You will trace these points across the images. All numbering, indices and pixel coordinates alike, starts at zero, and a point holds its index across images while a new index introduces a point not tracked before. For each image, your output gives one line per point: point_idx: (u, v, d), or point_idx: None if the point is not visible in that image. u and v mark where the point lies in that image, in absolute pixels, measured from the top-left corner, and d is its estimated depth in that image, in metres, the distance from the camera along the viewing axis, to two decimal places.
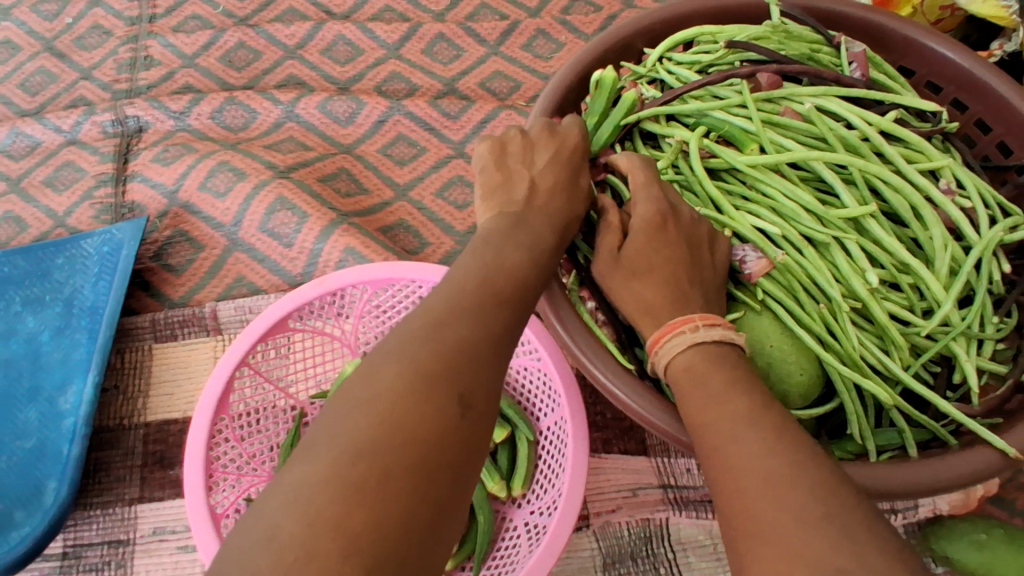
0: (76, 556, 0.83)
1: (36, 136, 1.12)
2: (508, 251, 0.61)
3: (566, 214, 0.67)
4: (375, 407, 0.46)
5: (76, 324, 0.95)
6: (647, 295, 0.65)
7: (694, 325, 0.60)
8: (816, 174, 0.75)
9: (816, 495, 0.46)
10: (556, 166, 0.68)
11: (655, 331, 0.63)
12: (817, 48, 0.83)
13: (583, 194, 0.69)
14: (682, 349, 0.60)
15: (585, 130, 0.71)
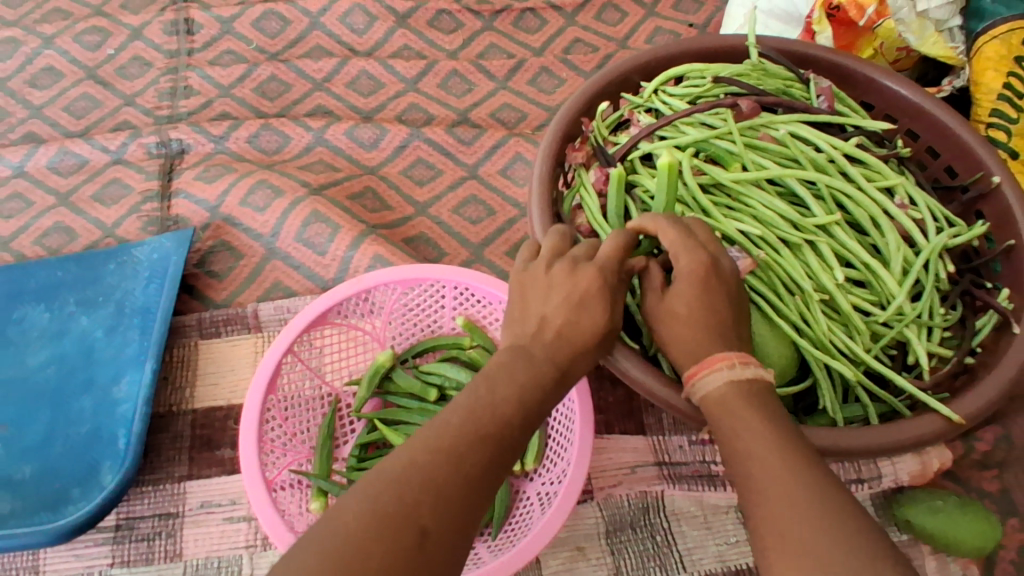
0: (129, 527, 0.92)
1: (84, 155, 1.22)
2: (499, 390, 0.62)
3: (572, 355, 0.67)
4: (382, 502, 0.51)
5: (127, 323, 1.03)
6: (683, 330, 0.68)
7: (731, 364, 0.64)
8: (790, 190, 0.91)
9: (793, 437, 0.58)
10: (573, 303, 0.68)
11: (693, 365, 0.66)
12: (790, 84, 1.01)
13: (595, 334, 0.68)
14: (721, 384, 0.63)
15: (605, 268, 0.69)
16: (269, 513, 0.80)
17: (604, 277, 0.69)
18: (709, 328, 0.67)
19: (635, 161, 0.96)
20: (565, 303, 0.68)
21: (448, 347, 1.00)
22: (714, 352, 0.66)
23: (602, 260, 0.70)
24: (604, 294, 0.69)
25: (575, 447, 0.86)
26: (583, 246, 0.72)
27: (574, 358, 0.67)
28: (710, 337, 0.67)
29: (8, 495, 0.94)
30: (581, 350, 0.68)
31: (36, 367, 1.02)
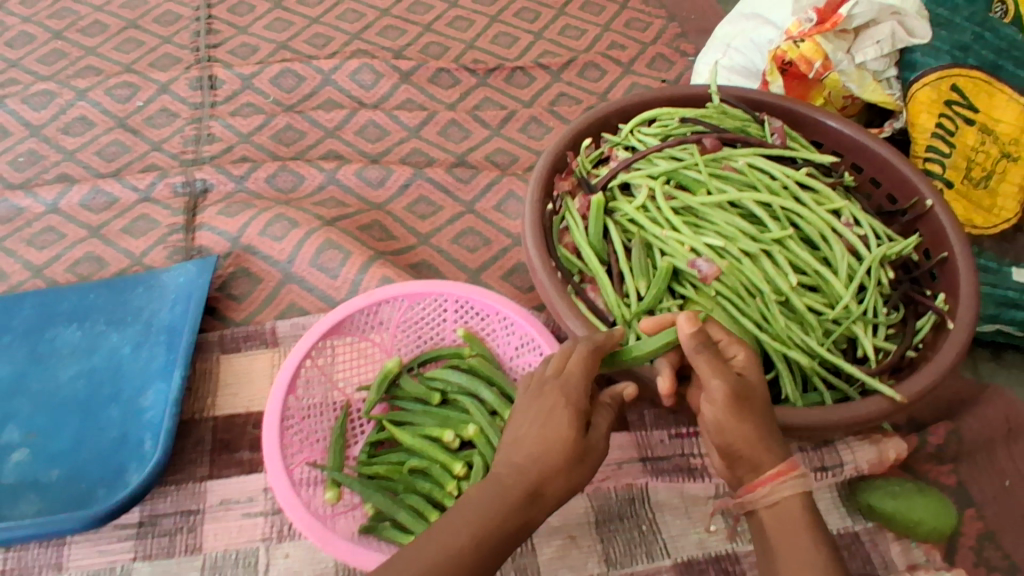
0: (152, 524, 0.98)
1: (114, 194, 1.34)
2: (489, 509, 0.69)
3: (558, 472, 0.71)
4: None
5: (154, 339, 1.13)
6: (755, 416, 0.71)
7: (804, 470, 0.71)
8: (749, 211, 1.05)
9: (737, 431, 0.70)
10: (546, 416, 0.72)
11: (778, 464, 0.70)
12: (748, 125, 1.17)
13: (583, 451, 0.72)
14: (796, 489, 0.70)
15: (580, 385, 0.74)
16: (291, 499, 0.88)
17: (577, 394, 0.74)
18: (769, 433, 0.71)
19: (614, 189, 1.10)
20: (538, 417, 0.73)
21: (448, 356, 1.10)
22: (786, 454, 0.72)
23: (577, 374, 0.75)
24: (577, 409, 0.73)
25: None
26: (569, 364, 0.77)
27: (549, 473, 0.70)
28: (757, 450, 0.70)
29: (35, 497, 1.00)
30: (558, 466, 0.71)
31: (65, 381, 1.10)
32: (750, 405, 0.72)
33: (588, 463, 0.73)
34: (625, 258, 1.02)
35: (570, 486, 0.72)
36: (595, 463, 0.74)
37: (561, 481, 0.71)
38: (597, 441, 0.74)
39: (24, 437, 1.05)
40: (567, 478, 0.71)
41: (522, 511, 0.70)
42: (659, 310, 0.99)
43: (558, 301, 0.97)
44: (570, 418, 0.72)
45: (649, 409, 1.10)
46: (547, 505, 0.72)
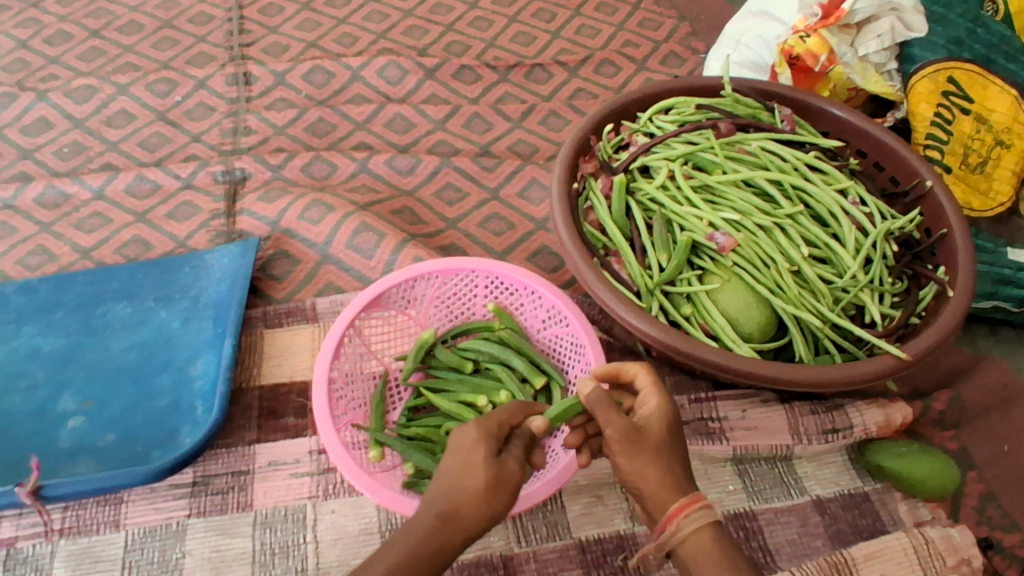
0: (205, 482, 1.03)
1: (158, 181, 1.42)
2: (410, 539, 0.74)
3: (473, 492, 0.75)
4: None
5: (202, 314, 1.20)
6: (653, 458, 0.77)
7: (706, 504, 0.76)
8: (762, 190, 1.13)
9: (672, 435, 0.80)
10: (457, 445, 0.79)
11: (679, 501, 0.75)
12: (758, 113, 1.24)
13: (496, 472, 0.76)
14: (703, 522, 0.75)
15: (489, 418, 0.80)
16: (340, 452, 0.94)
17: (489, 427, 0.80)
18: (673, 468, 0.77)
19: (635, 171, 1.18)
20: (454, 450, 0.79)
21: (479, 329, 1.17)
22: (686, 492, 0.77)
23: (490, 416, 0.82)
24: (488, 440, 0.78)
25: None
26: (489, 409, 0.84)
27: (461, 496, 0.75)
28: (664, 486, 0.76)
29: (91, 460, 1.05)
30: (472, 487, 0.75)
31: (118, 353, 1.16)
32: (648, 445, 0.78)
33: (499, 490, 0.76)
34: (647, 233, 1.10)
35: (485, 513, 0.76)
36: (511, 489, 0.77)
37: (473, 503, 0.75)
38: (509, 469, 0.77)
39: (79, 405, 1.11)
40: (480, 504, 0.75)
41: (435, 535, 0.75)
42: (678, 280, 1.05)
43: (586, 272, 1.05)
44: (479, 446, 0.77)
45: (670, 375, 1.16)
46: (461, 531, 0.75)
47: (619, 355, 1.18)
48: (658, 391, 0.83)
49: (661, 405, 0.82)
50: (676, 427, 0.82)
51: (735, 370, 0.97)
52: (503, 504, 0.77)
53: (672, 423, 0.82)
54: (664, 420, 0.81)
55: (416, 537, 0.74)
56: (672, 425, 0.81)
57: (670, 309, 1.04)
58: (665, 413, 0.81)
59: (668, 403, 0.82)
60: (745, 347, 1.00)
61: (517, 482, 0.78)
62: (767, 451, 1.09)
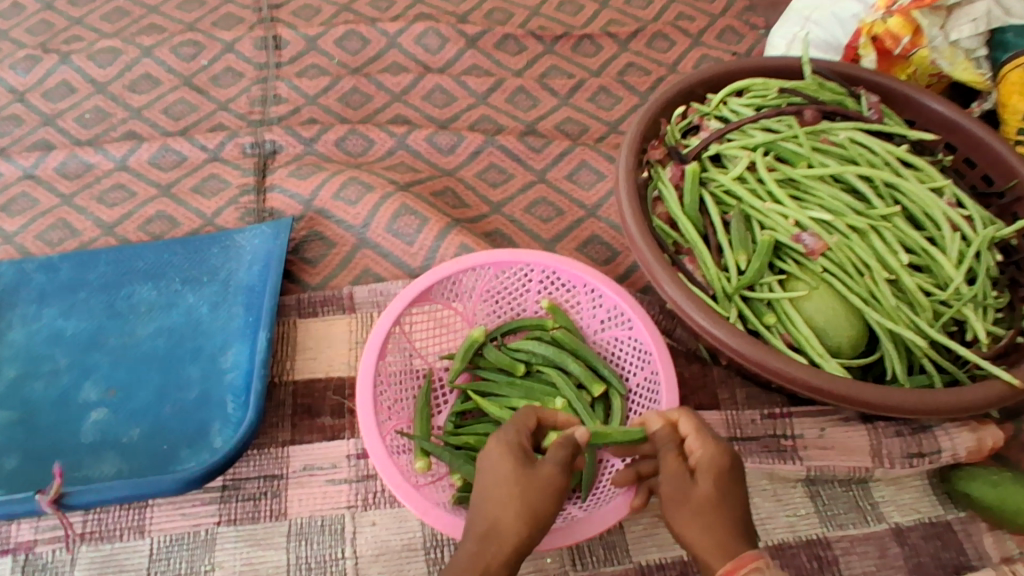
0: (236, 487, 0.96)
1: (184, 152, 1.32)
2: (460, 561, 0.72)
3: (516, 504, 0.74)
4: None
5: (233, 300, 1.10)
6: (699, 510, 0.72)
7: (765, 563, 0.67)
8: (851, 186, 1.01)
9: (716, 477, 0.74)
10: (489, 462, 0.79)
11: (728, 563, 0.67)
12: (843, 99, 1.11)
13: (536, 477, 0.75)
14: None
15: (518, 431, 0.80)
16: (386, 463, 0.87)
17: (511, 436, 0.80)
18: (719, 512, 0.72)
19: (706, 161, 1.07)
20: (484, 470, 0.78)
21: (530, 327, 1.07)
22: (740, 550, 0.69)
23: (512, 428, 0.82)
24: (512, 449, 0.78)
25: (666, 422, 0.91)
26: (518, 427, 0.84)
27: (497, 511, 0.74)
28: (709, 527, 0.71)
29: (115, 457, 0.96)
30: (505, 500, 0.74)
31: (144, 338, 1.07)
32: (694, 494, 0.73)
33: (533, 493, 0.74)
34: (723, 230, 0.99)
35: (527, 522, 0.73)
36: (548, 491, 0.75)
37: (510, 513, 0.73)
38: (537, 469, 0.76)
39: (102, 395, 1.01)
40: (517, 515, 0.73)
41: (481, 555, 0.72)
42: (759, 284, 0.95)
43: (659, 272, 0.95)
44: (504, 457, 0.78)
45: (740, 385, 1.07)
46: (506, 547, 0.72)
47: (684, 360, 1.09)
48: (704, 436, 0.78)
49: (711, 454, 0.76)
50: (730, 476, 0.75)
51: (826, 391, 0.87)
52: (543, 507, 0.74)
53: (725, 472, 0.75)
54: (715, 471, 0.74)
55: (459, 563, 0.72)
56: (726, 476, 0.74)
57: (750, 316, 0.95)
58: (718, 464, 0.75)
59: (717, 451, 0.76)
60: (833, 363, 0.91)
61: (555, 483, 0.75)
62: (843, 473, 1.01)
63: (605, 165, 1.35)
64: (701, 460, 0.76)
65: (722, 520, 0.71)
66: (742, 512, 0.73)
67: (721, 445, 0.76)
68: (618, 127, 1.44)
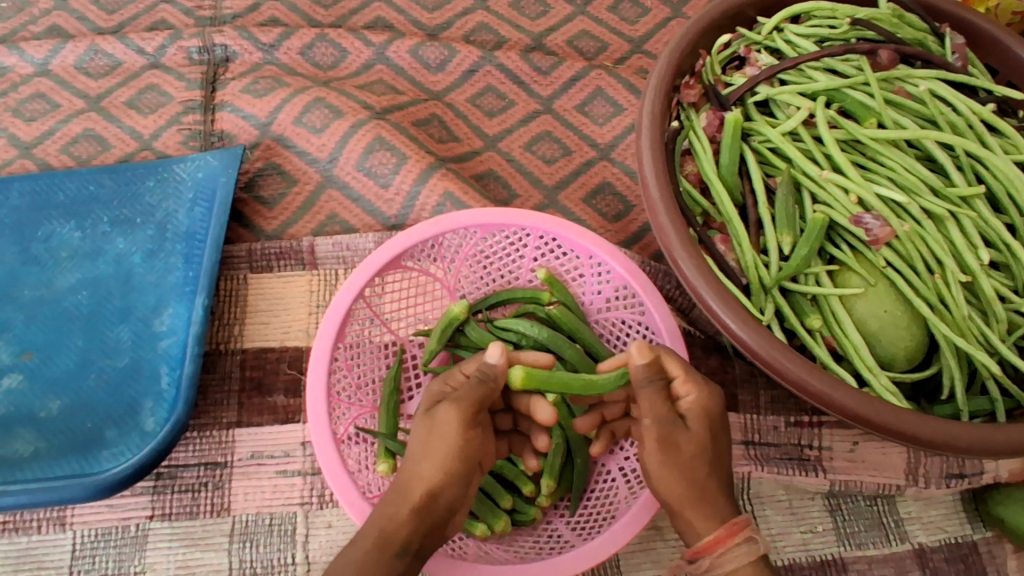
0: (171, 476, 0.84)
1: (116, 56, 1.10)
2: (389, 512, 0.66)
3: (445, 451, 0.66)
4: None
5: (170, 249, 0.94)
6: (694, 459, 0.65)
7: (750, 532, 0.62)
8: (928, 155, 0.81)
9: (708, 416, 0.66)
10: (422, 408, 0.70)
11: (718, 531, 0.62)
12: (923, 36, 0.88)
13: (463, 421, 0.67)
14: (745, 559, 0.62)
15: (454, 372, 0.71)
16: (339, 477, 0.74)
17: (431, 385, 0.71)
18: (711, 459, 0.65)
19: (750, 106, 0.85)
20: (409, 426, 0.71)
21: (522, 300, 0.90)
22: (725, 513, 0.64)
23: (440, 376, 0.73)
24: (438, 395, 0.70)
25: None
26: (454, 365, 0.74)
27: (407, 470, 0.67)
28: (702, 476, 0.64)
29: (30, 433, 0.84)
30: (415, 455, 0.67)
31: (65, 292, 0.92)
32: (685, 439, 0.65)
33: (440, 440, 0.66)
34: (766, 202, 0.80)
35: (437, 478, 0.66)
36: (459, 441, 0.67)
37: (419, 469, 0.66)
38: (443, 413, 0.67)
39: (16, 358, 0.88)
40: (425, 469, 0.66)
41: (387, 517, 0.65)
42: (803, 274, 0.78)
43: (681, 253, 0.76)
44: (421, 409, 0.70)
45: (766, 387, 0.92)
46: (416, 504, 0.65)
47: (701, 351, 0.94)
48: (697, 376, 0.68)
49: (703, 400, 0.66)
50: (717, 424, 0.67)
51: (876, 423, 0.70)
52: (453, 462, 0.66)
53: (716, 418, 0.67)
54: (704, 419, 0.66)
55: (370, 525, 0.65)
56: (715, 424, 0.66)
57: (790, 313, 0.77)
58: (707, 408, 0.66)
59: (708, 394, 0.67)
60: (884, 380, 0.75)
61: (460, 430, 0.67)
62: (870, 489, 0.89)
63: (623, 95, 1.14)
64: (693, 407, 0.66)
65: (707, 476, 0.65)
66: (723, 464, 0.66)
67: (713, 388, 0.68)
68: (642, 44, 1.20)
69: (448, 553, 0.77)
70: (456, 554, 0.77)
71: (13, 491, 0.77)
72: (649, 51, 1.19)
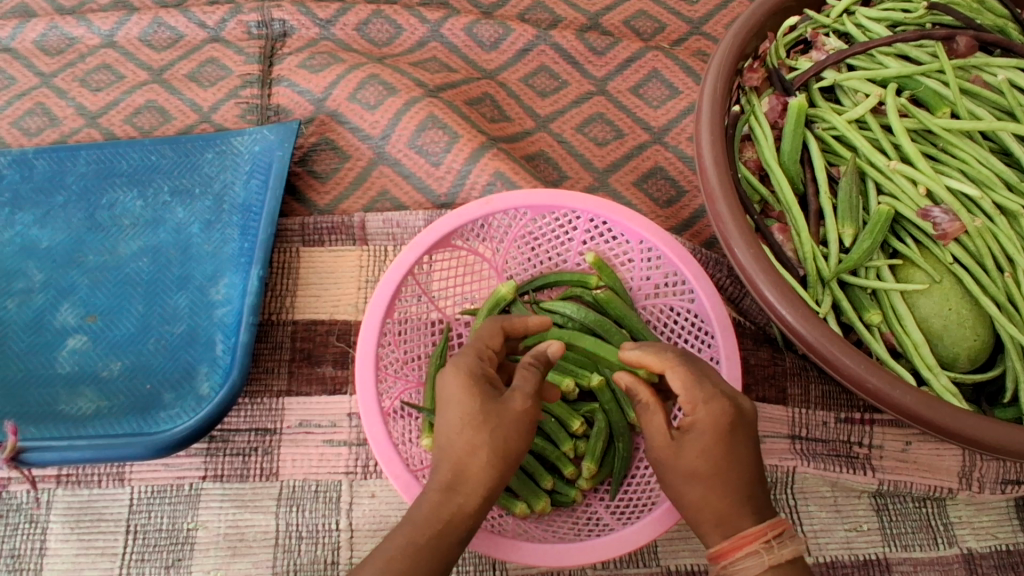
0: (224, 440, 0.87)
1: (179, 29, 1.12)
2: (464, 492, 0.63)
3: (517, 435, 0.64)
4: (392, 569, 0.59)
5: (227, 220, 0.96)
6: (712, 467, 0.61)
7: (767, 542, 0.58)
8: (1004, 148, 0.78)
9: (719, 429, 0.61)
10: (476, 386, 0.65)
11: (725, 541, 0.59)
12: (1005, 23, 0.84)
13: (531, 413, 0.65)
14: (759, 570, 0.57)
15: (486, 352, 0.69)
16: (385, 450, 0.76)
17: (472, 362, 0.67)
18: (732, 472, 0.61)
19: (816, 92, 0.83)
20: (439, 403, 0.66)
21: (570, 283, 0.89)
22: (743, 524, 0.60)
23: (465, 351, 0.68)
24: (478, 379, 0.66)
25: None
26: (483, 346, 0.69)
27: (463, 452, 0.63)
28: (711, 486, 0.61)
29: (92, 392, 0.88)
30: (468, 441, 0.63)
31: (127, 258, 0.96)
32: (689, 445, 0.61)
33: (511, 422, 0.64)
34: (828, 191, 0.78)
35: (497, 466, 0.63)
36: (527, 418, 0.65)
37: (478, 459, 0.62)
38: (512, 400, 0.64)
39: (81, 320, 0.92)
40: (484, 452, 0.63)
41: (444, 508, 0.62)
42: (864, 268, 0.76)
43: (738, 242, 0.74)
44: (465, 389, 0.65)
45: (817, 381, 0.91)
46: (474, 492, 0.63)
47: (751, 343, 0.93)
48: (700, 391, 0.62)
49: (715, 412, 0.61)
50: (735, 439, 0.61)
51: (926, 421, 0.68)
52: (514, 449, 0.64)
53: (734, 430, 0.61)
54: (714, 436, 0.61)
55: (419, 514, 0.62)
56: (734, 439, 0.61)
57: (848, 307, 0.76)
58: (715, 424, 0.61)
59: (719, 410, 0.61)
60: (944, 379, 0.73)
61: (526, 414, 0.65)
62: (920, 491, 0.87)
63: (680, 78, 1.12)
64: (699, 422, 0.62)
65: (715, 493, 0.61)
66: (746, 476, 0.61)
67: (726, 404, 0.62)
68: (702, 26, 1.17)
69: (487, 528, 0.78)
70: (495, 530, 0.78)
71: (77, 446, 0.81)
72: (708, 32, 1.16)
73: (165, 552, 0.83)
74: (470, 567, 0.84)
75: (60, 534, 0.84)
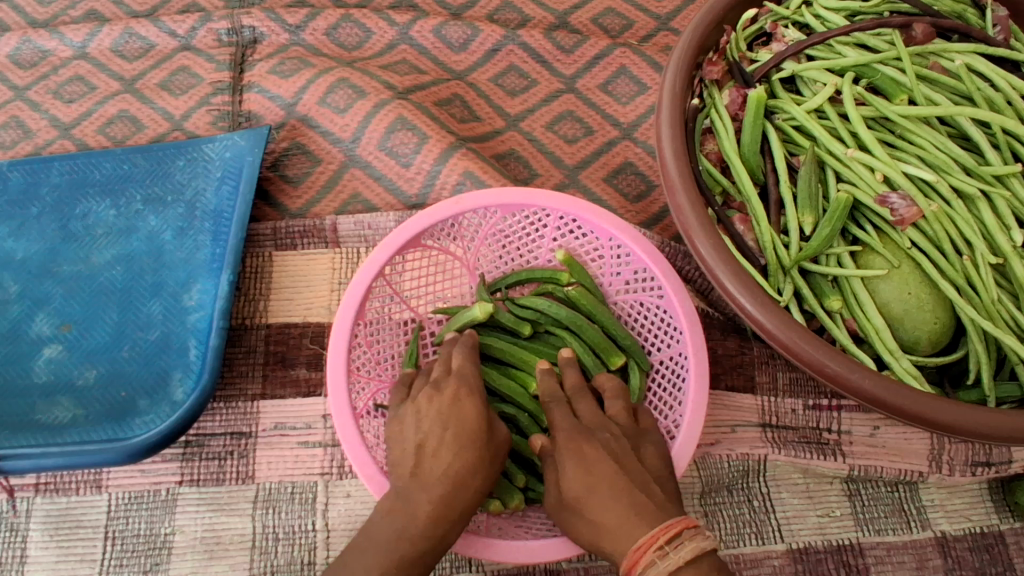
0: (199, 444, 0.88)
1: (150, 38, 1.13)
2: (456, 507, 0.67)
3: (501, 456, 0.71)
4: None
5: (199, 226, 0.97)
6: (592, 483, 0.65)
7: (661, 548, 0.58)
8: (963, 134, 0.79)
9: (577, 453, 0.68)
10: (479, 410, 0.71)
11: (629, 554, 0.59)
12: (962, 10, 0.85)
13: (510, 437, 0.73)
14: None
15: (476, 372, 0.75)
16: (358, 450, 0.76)
17: (474, 384, 0.73)
18: (610, 482, 0.65)
19: (776, 82, 0.83)
20: (443, 422, 0.70)
21: (542, 280, 0.90)
22: (639, 534, 0.60)
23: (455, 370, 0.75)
24: (479, 401, 0.72)
25: (686, 419, 0.79)
26: (468, 365, 0.75)
27: (466, 472, 0.67)
28: (603, 495, 0.64)
29: (69, 400, 0.89)
30: (473, 462, 0.68)
31: (101, 267, 0.96)
32: (566, 477, 0.67)
33: (500, 445, 0.71)
34: (787, 180, 0.79)
35: (486, 484, 0.69)
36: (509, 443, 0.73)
37: (478, 480, 0.68)
38: (502, 426, 0.72)
39: (57, 330, 0.93)
40: (481, 474, 0.68)
41: (440, 524, 0.66)
42: (824, 255, 0.77)
43: (699, 235, 0.75)
44: (474, 413, 0.70)
45: (785, 369, 0.92)
46: (465, 511, 0.67)
47: (719, 333, 0.93)
48: (561, 424, 0.72)
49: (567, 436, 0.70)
50: (592, 456, 0.67)
51: (892, 405, 0.69)
52: (500, 469, 0.71)
53: (586, 449, 0.68)
54: (571, 458, 0.68)
55: (415, 531, 0.65)
56: (590, 455, 0.67)
57: (808, 294, 0.77)
58: (573, 449, 0.68)
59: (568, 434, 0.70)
60: (905, 363, 0.74)
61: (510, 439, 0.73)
62: (891, 475, 0.87)
63: (648, 73, 1.13)
64: (562, 446, 0.70)
65: (606, 504, 0.64)
66: (622, 482, 0.64)
67: (572, 431, 0.70)
68: (669, 21, 1.18)
69: None
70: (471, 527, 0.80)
71: (52, 453, 0.81)
72: (675, 28, 1.18)
73: (143, 557, 0.83)
74: (446, 564, 0.84)
75: (40, 541, 0.84)
